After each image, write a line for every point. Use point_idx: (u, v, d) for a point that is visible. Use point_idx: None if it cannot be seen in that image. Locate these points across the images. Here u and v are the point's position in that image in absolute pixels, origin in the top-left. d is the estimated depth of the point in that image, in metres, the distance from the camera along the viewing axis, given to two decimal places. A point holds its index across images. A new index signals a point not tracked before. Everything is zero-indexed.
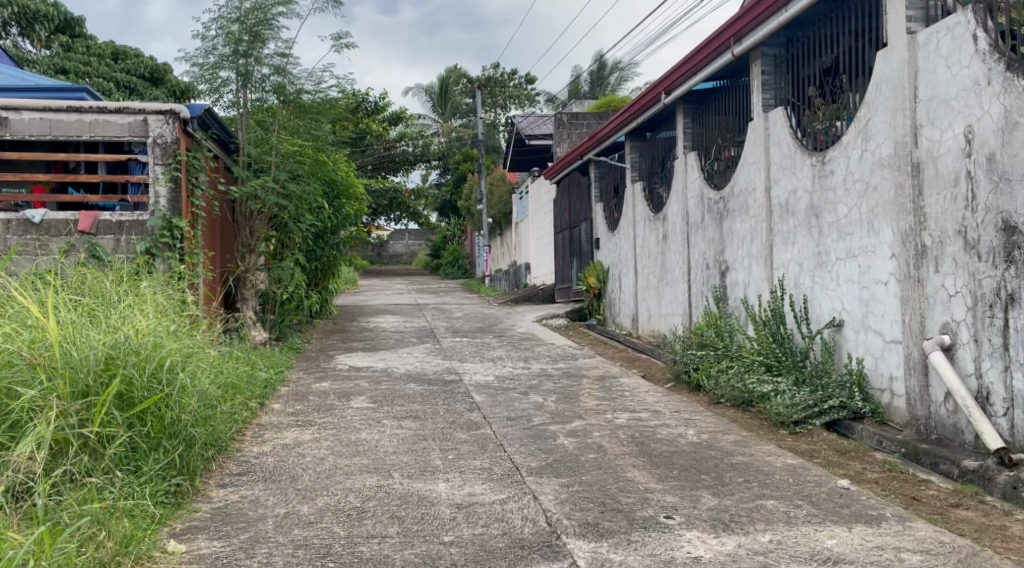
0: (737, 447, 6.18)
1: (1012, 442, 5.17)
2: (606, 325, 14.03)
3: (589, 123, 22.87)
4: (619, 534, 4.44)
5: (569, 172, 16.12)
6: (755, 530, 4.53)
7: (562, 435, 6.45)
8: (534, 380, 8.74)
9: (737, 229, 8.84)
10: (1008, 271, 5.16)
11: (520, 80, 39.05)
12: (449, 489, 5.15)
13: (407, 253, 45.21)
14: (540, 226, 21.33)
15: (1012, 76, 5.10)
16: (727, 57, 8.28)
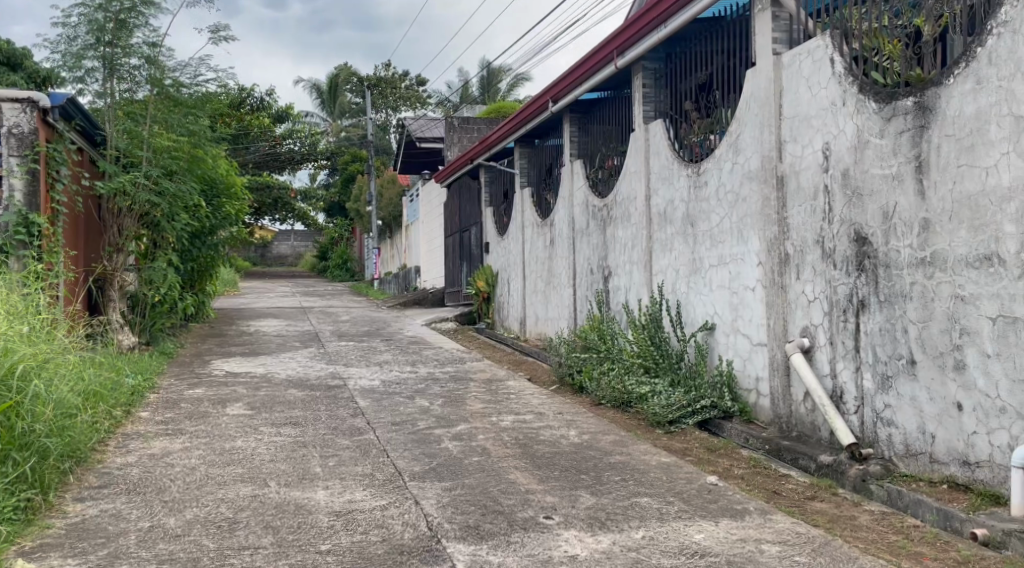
0: (615, 446, 6.38)
1: (863, 438, 5.55)
2: (495, 327, 14.22)
3: (480, 128, 23.01)
4: (499, 536, 4.53)
5: (460, 176, 16.21)
6: (629, 527, 4.71)
7: (447, 439, 6.51)
8: (420, 384, 8.76)
9: (620, 236, 9.11)
10: (859, 278, 5.54)
11: (411, 81, 38.88)
12: (328, 497, 5.13)
13: (292, 254, 44.46)
14: (430, 228, 21.30)
15: (864, 98, 5.48)
16: (610, 69, 8.55)
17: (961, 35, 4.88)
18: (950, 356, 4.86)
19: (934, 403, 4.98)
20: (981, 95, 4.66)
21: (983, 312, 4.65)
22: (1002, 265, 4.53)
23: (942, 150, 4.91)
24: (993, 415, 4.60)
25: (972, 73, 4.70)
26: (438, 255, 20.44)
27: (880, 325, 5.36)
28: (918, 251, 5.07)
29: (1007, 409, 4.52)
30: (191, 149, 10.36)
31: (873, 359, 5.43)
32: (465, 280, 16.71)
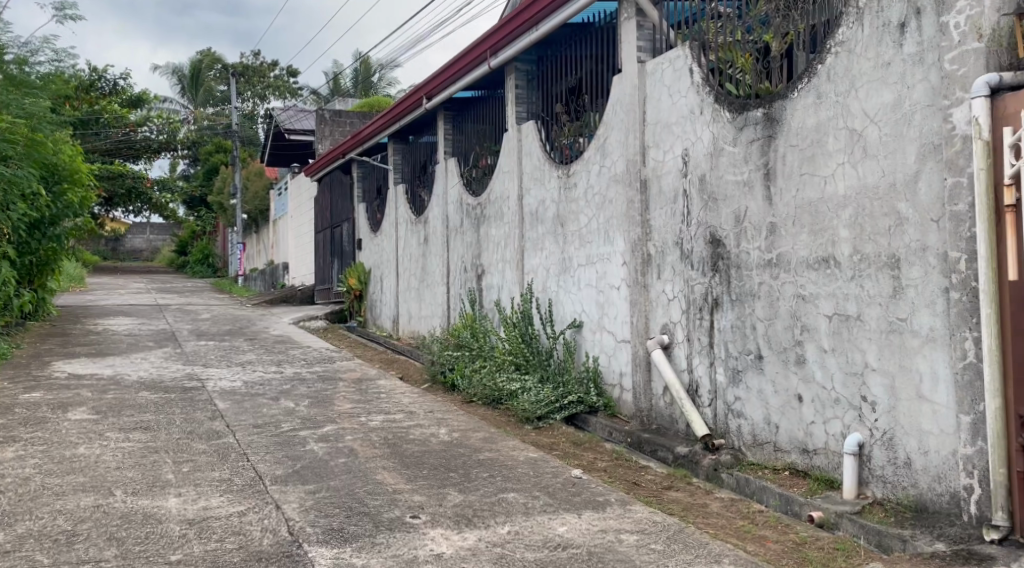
0: (484, 443, 6.46)
1: (716, 429, 5.90)
2: (367, 326, 14.09)
3: (353, 121, 22.73)
4: (364, 538, 4.50)
5: (331, 170, 15.97)
6: (495, 523, 4.78)
7: (312, 440, 6.41)
8: (285, 385, 8.58)
9: (493, 235, 9.21)
10: (713, 278, 5.86)
11: (280, 71, 37.96)
12: (180, 505, 4.96)
13: (147, 248, 42.56)
14: (299, 223, 20.85)
15: (719, 108, 5.80)
16: (483, 69, 8.63)
17: (805, 51, 5.27)
18: (792, 351, 5.25)
19: (778, 396, 5.37)
20: (821, 108, 5.03)
21: (821, 310, 5.03)
22: (837, 267, 4.92)
23: (786, 159, 5.26)
24: (828, 406, 5.01)
25: (814, 87, 5.05)
26: (307, 251, 20.06)
27: (731, 322, 5.71)
28: (765, 254, 5.43)
29: (840, 400, 4.93)
30: (30, 131, 9.84)
31: (725, 354, 5.78)
32: (336, 277, 16.47)
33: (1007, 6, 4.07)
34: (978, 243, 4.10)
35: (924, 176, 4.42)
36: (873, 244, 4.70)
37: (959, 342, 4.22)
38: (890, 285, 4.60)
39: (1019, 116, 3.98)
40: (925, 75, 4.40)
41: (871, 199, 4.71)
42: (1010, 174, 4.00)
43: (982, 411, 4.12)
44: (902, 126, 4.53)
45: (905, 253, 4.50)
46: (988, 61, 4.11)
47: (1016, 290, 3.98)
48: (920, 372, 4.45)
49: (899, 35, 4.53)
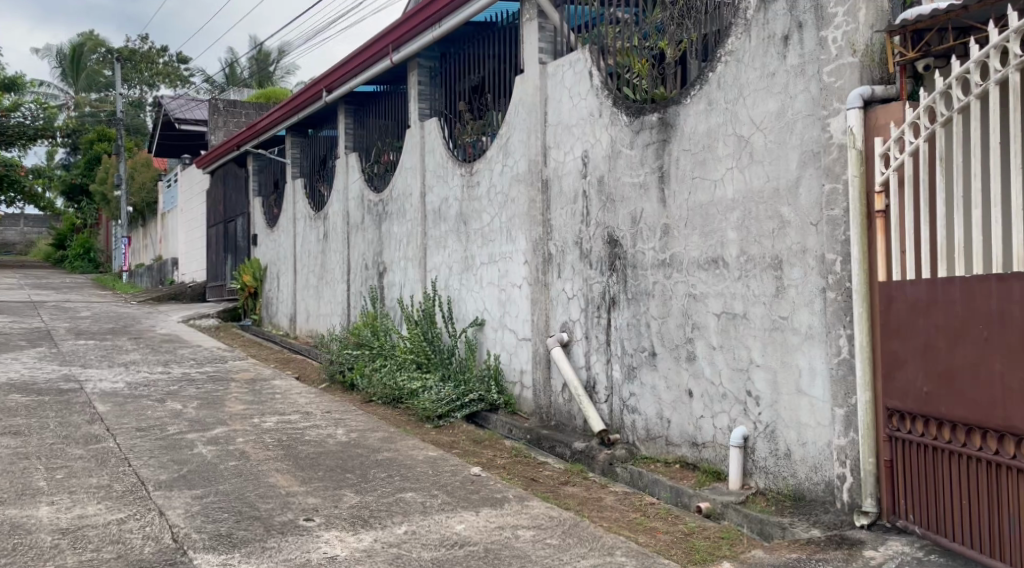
0: (384, 442, 6.44)
1: (611, 424, 6.14)
2: (262, 325, 13.78)
3: (248, 113, 22.21)
4: (253, 543, 4.43)
5: (225, 161, 15.57)
6: (392, 523, 4.78)
7: (201, 443, 6.26)
8: (173, 386, 8.32)
9: (395, 232, 9.16)
10: (611, 278, 6.08)
11: (170, 58, 36.70)
12: (54, 514, 4.78)
13: (22, 240, 40.50)
14: (190, 217, 20.24)
15: (617, 111, 6.01)
16: (384, 63, 8.58)
17: (696, 59, 5.54)
18: (683, 348, 5.56)
19: (670, 391, 5.67)
20: (712, 115, 5.35)
21: (709, 309, 5.38)
22: (725, 268, 5.27)
23: (679, 163, 5.56)
24: (716, 400, 5.36)
25: (705, 96, 5.37)
26: (198, 245, 19.50)
27: (627, 320, 5.96)
28: (659, 254, 5.70)
29: (727, 394, 5.28)
30: None
31: (621, 351, 6.02)
32: (229, 273, 16.08)
33: (879, 23, 4.48)
34: (852, 246, 4.53)
35: (804, 182, 4.78)
36: (758, 245, 5.07)
37: (834, 340, 4.63)
38: (773, 285, 4.97)
39: (888, 127, 4.40)
40: (806, 86, 4.76)
41: (757, 203, 5.07)
42: (879, 181, 4.42)
43: (854, 403, 4.55)
44: (785, 134, 4.89)
45: (787, 255, 4.88)
46: (862, 76, 4.51)
47: (883, 290, 4.41)
48: (799, 366, 4.83)
49: (782, 47, 4.89)
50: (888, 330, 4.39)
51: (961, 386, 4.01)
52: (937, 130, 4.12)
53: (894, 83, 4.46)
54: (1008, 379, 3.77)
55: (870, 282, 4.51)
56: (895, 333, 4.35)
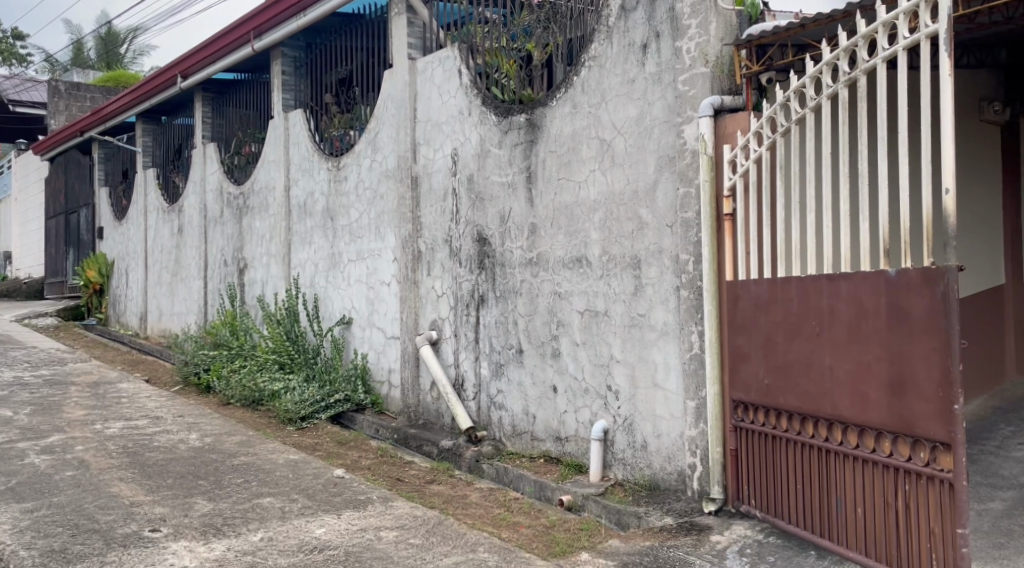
0: (241, 447, 6.24)
1: (479, 421, 6.24)
2: (108, 325, 13.16)
3: (93, 97, 21.04)
4: (92, 558, 4.22)
5: (66, 149, 14.69)
6: (246, 530, 4.68)
7: (35, 453, 5.90)
8: (5, 391, 7.79)
9: (256, 227, 8.89)
10: (480, 276, 6.15)
11: (7, 36, 34.28)
12: None
13: None
14: (27, 208, 18.98)
15: (486, 111, 6.07)
16: (245, 50, 8.32)
17: (561, 63, 5.73)
18: (549, 345, 5.73)
19: (536, 387, 5.82)
20: (575, 118, 5.56)
21: (573, 307, 5.57)
22: (588, 266, 5.48)
23: (545, 164, 5.72)
24: (579, 396, 5.58)
25: (569, 99, 5.58)
26: (36, 239, 18.32)
27: (495, 318, 6.05)
28: (527, 253, 5.84)
29: (589, 390, 5.52)
30: None
31: (489, 349, 6.10)
32: (72, 269, 15.19)
33: (728, 37, 4.86)
34: (703, 247, 4.87)
35: (661, 185, 5.08)
36: (619, 246, 5.32)
37: (687, 335, 4.96)
38: (632, 284, 5.25)
39: (735, 135, 4.78)
40: (663, 93, 5.07)
41: (617, 205, 5.32)
42: (728, 186, 4.78)
43: (703, 396, 4.90)
44: (643, 139, 5.18)
45: (645, 255, 5.17)
46: (713, 85, 4.85)
47: (730, 288, 4.77)
48: (655, 362, 5.15)
49: (641, 55, 5.18)
50: (734, 327, 4.75)
51: (796, 379, 4.39)
52: (777, 140, 4.51)
53: (741, 95, 4.83)
54: (834, 373, 4.16)
55: (718, 281, 4.86)
56: (741, 329, 4.71)
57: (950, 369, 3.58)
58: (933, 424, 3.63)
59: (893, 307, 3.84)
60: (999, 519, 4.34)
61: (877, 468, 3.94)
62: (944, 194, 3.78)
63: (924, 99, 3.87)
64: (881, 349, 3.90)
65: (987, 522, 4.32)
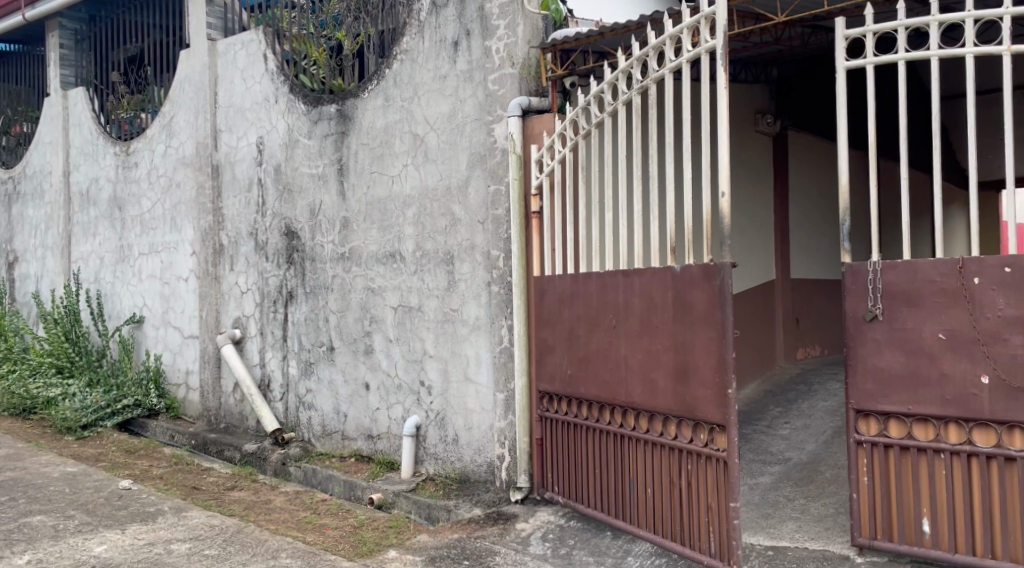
0: (6, 461, 5.60)
1: (285, 423, 6.12)
2: None
3: None
4: None
5: None
6: (11, 554, 4.23)
7: None
8: None
9: (29, 216, 8.23)
10: (288, 271, 6.04)
11: None
12: None
13: None
14: None
15: (294, 98, 5.94)
16: (15, 18, 7.53)
17: (374, 54, 5.67)
18: (361, 342, 5.69)
19: (347, 385, 5.77)
20: (388, 111, 5.53)
21: (388, 303, 5.56)
22: (402, 261, 5.48)
23: (358, 157, 5.66)
24: (392, 392, 5.56)
25: (382, 91, 5.54)
26: None
27: (305, 315, 5.96)
28: (339, 247, 5.77)
29: (402, 385, 5.52)
30: None
31: (298, 347, 6.01)
32: None
33: (535, 39, 5.01)
34: (513, 244, 5.00)
35: (473, 181, 5.17)
36: (432, 241, 5.35)
37: (498, 329, 5.09)
38: (445, 279, 5.30)
39: (542, 136, 4.93)
40: (474, 91, 5.15)
41: (430, 201, 5.35)
42: (535, 185, 4.94)
43: (512, 388, 5.05)
44: (455, 135, 5.24)
45: (458, 251, 5.24)
46: (520, 87, 4.99)
47: (539, 283, 4.94)
48: (467, 355, 5.22)
49: (452, 52, 5.23)
50: (541, 320, 4.92)
51: (595, 369, 4.58)
52: (578, 142, 4.68)
53: (546, 97, 5.01)
54: (629, 362, 4.37)
55: (527, 276, 5.01)
56: (547, 322, 4.89)
57: (726, 356, 3.82)
58: (710, 408, 3.87)
59: (679, 300, 4.08)
60: (767, 492, 4.79)
61: (663, 449, 4.18)
62: (721, 198, 4.14)
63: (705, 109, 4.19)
64: (669, 338, 4.15)
65: (757, 495, 4.76)
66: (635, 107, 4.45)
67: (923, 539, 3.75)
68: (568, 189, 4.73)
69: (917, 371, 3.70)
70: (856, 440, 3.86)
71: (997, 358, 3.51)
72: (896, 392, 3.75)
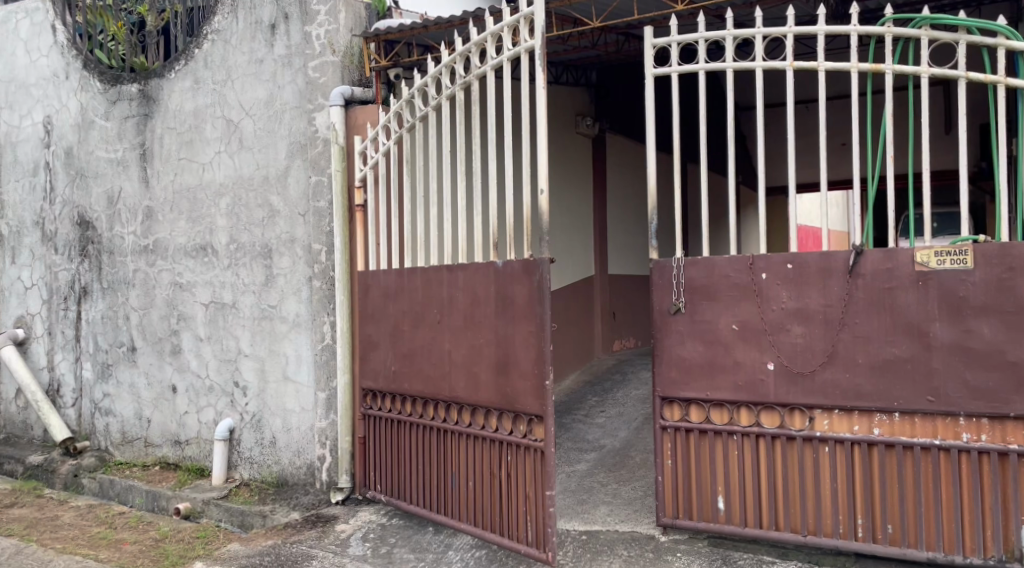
0: None
1: (77, 430, 5.75)
2: None
3: None
4: None
5: None
6: None
7: None
8: None
9: None
10: (81, 265, 5.69)
11: None
12: None
13: None
14: None
15: (88, 76, 5.59)
16: None
17: (181, 33, 5.36)
18: (167, 341, 5.38)
19: (150, 388, 5.46)
20: (198, 94, 5.23)
21: (197, 299, 5.26)
22: (214, 255, 5.19)
23: (163, 141, 5.35)
24: (202, 394, 5.28)
25: (190, 72, 5.24)
26: None
27: (101, 313, 5.61)
28: (141, 239, 5.45)
29: (214, 387, 5.24)
30: None
31: (93, 348, 5.65)
32: None
33: (357, 29, 4.90)
34: (335, 237, 4.85)
35: (293, 171, 4.94)
36: (248, 234, 5.09)
37: (319, 326, 4.90)
38: (263, 274, 5.05)
39: (366, 127, 4.82)
40: (293, 78, 4.93)
41: (246, 190, 5.08)
42: (358, 177, 4.80)
43: (334, 387, 4.89)
44: (274, 123, 4.99)
45: (277, 244, 5.00)
46: (342, 75, 4.86)
47: (362, 279, 4.81)
48: (287, 354, 5.00)
49: (269, 35, 4.98)
50: (365, 316, 4.80)
51: (418, 365, 4.50)
52: (402, 135, 4.55)
53: (370, 88, 4.89)
54: (451, 357, 4.32)
55: (350, 271, 4.88)
56: (371, 318, 4.76)
57: (544, 348, 3.87)
58: (529, 399, 3.91)
59: (501, 294, 4.08)
60: (583, 478, 4.89)
61: (484, 443, 4.16)
62: (539, 194, 4.12)
63: (524, 108, 4.19)
64: (490, 333, 4.14)
65: (574, 481, 4.85)
66: (459, 103, 4.40)
67: (718, 515, 3.97)
68: (392, 182, 4.62)
69: (714, 359, 3.96)
70: (660, 425, 4.07)
71: (780, 346, 3.83)
72: (695, 378, 3.99)
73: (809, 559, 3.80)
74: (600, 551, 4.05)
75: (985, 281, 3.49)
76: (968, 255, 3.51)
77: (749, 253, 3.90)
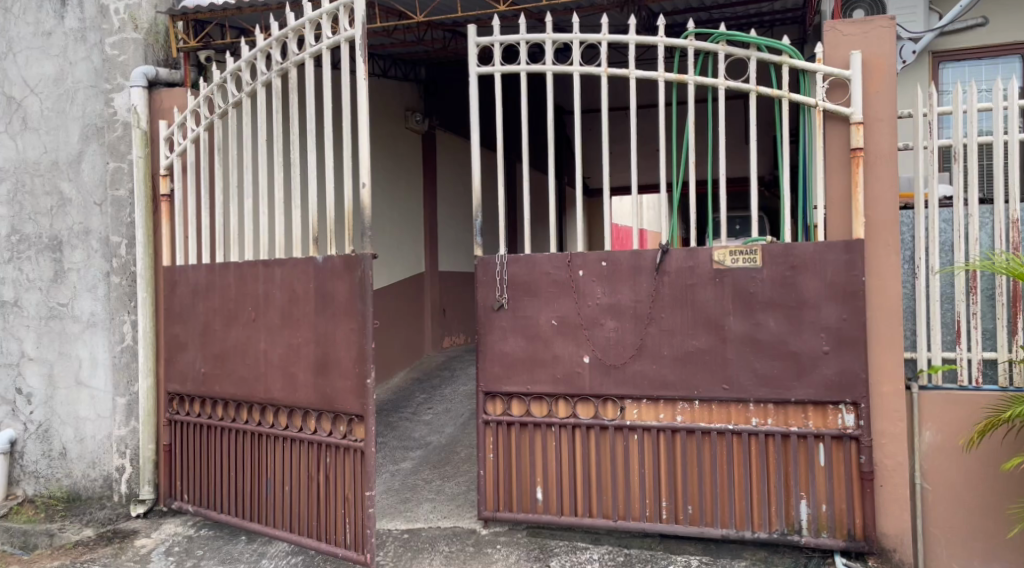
0: None
1: None
2: None
3: None
4: None
5: None
6: None
7: None
8: None
9: None
10: None
11: None
12: None
13: None
14: None
15: None
16: None
17: None
18: None
19: None
20: None
21: None
22: None
23: None
24: None
25: None
26: None
27: None
28: None
29: None
30: None
31: None
32: None
33: (163, 5, 4.60)
34: (137, 229, 4.48)
35: (86, 157, 4.52)
36: (33, 224, 4.62)
37: (117, 326, 4.51)
38: (51, 269, 4.59)
39: (172, 111, 4.48)
40: (87, 54, 4.50)
41: (30, 176, 4.60)
42: (164, 165, 4.44)
43: (135, 392, 4.52)
44: (65, 103, 4.54)
45: (68, 236, 4.55)
46: (145, 54, 4.52)
47: (167, 275, 4.46)
48: (80, 357, 4.57)
49: (58, 6, 4.54)
50: (170, 315, 4.46)
51: (230, 366, 4.22)
52: (213, 121, 4.25)
53: (178, 69, 4.61)
54: (267, 357, 4.08)
55: (155, 266, 4.53)
56: (178, 317, 4.43)
57: (365, 346, 3.75)
58: (349, 399, 3.77)
59: (320, 291, 3.91)
60: (407, 477, 4.81)
61: (301, 445, 3.98)
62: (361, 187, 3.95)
63: (343, 98, 4.03)
64: (310, 331, 3.94)
65: (397, 480, 4.76)
66: (275, 90, 4.14)
67: (536, 505, 4.04)
68: (203, 172, 4.29)
69: (534, 353, 4.02)
70: (483, 420, 4.08)
71: (595, 340, 3.94)
72: (516, 373, 4.05)
73: (618, 542, 3.93)
74: (420, 549, 4.01)
75: (771, 279, 3.74)
76: (757, 254, 3.75)
77: (567, 251, 4.00)
